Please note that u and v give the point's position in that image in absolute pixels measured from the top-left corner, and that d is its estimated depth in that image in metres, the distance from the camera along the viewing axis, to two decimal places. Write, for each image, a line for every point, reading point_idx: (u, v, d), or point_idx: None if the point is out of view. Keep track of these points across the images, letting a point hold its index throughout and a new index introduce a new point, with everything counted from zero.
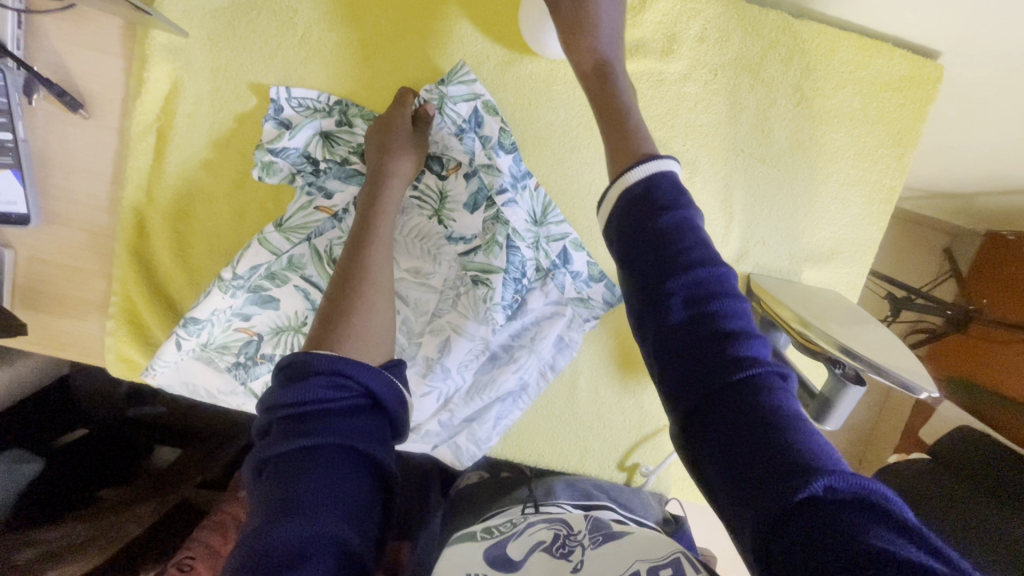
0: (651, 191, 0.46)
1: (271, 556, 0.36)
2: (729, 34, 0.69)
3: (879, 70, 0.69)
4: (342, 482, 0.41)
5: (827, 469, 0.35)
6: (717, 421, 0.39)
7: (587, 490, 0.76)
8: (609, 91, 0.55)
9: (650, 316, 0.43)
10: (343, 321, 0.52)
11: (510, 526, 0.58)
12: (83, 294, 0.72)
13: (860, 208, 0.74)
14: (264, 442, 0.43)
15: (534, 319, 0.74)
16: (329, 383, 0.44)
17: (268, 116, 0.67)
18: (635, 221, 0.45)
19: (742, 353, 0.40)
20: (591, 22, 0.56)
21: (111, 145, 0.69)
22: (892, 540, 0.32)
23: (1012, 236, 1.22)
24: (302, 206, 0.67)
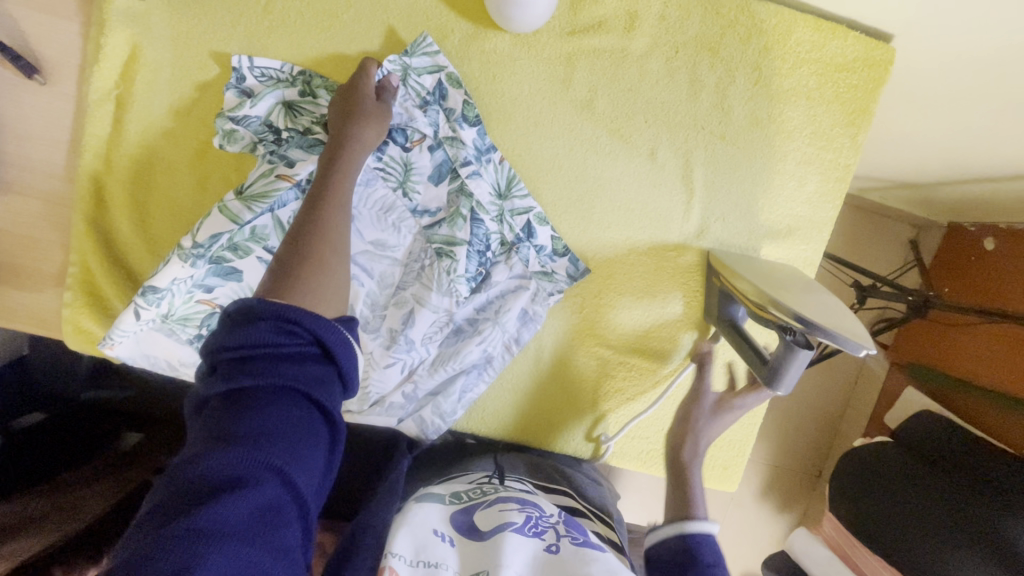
0: (697, 546, 0.58)
1: (205, 482, 0.40)
2: (689, 12, 0.70)
3: (833, 51, 0.72)
4: (283, 423, 0.45)
5: None
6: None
7: (549, 471, 0.74)
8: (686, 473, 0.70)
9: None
10: (298, 277, 0.55)
11: (479, 493, 0.61)
12: (39, 264, 0.71)
13: (817, 186, 0.76)
14: (208, 380, 0.47)
15: (499, 292, 0.75)
16: (276, 329, 0.48)
17: (229, 85, 0.67)
18: (679, 562, 0.57)
19: None
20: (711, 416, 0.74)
21: (67, 111, 0.68)
22: None
23: (973, 227, 1.27)
24: (264, 174, 0.66)
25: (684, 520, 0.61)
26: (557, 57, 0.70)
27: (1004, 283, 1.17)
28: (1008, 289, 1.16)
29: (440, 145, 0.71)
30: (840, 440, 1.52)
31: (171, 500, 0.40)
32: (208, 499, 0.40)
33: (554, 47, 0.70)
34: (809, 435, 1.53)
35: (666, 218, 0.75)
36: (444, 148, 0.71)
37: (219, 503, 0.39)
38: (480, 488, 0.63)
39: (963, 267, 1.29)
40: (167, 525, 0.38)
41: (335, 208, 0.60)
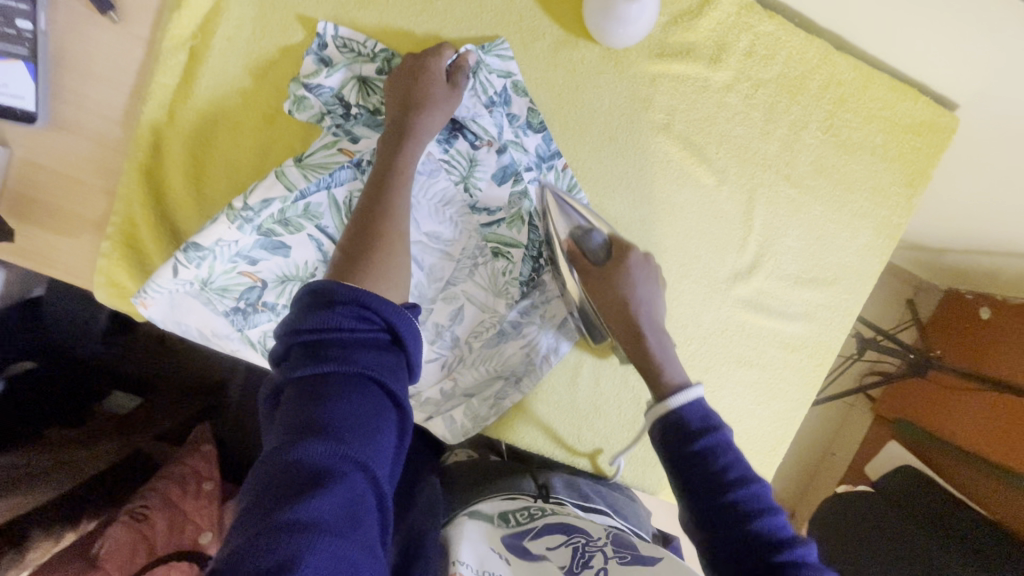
0: (685, 420, 0.59)
1: (301, 468, 0.43)
2: (775, 53, 0.71)
3: (903, 112, 0.74)
4: (363, 409, 0.47)
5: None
6: (740, 548, 0.52)
7: (584, 491, 0.76)
8: (643, 350, 0.65)
9: (691, 464, 0.56)
10: (365, 264, 0.57)
11: (528, 518, 0.66)
12: (80, 209, 0.67)
13: (868, 240, 0.78)
14: (290, 364, 0.50)
15: (547, 299, 0.74)
16: (353, 315, 0.51)
17: (310, 50, 0.64)
18: (679, 440, 0.58)
19: (748, 498, 0.53)
20: (631, 282, 0.66)
21: (135, 54, 0.65)
22: None
23: (969, 294, 1.29)
24: (326, 146, 0.64)
25: (665, 401, 0.61)
26: (641, 76, 0.70)
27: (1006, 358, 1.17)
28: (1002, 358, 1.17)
29: (506, 147, 0.69)
30: (819, 486, 1.55)
31: (271, 486, 0.42)
32: (305, 485, 0.42)
33: (640, 66, 0.70)
34: (789, 477, 1.57)
35: (721, 250, 0.76)
36: (510, 151, 0.69)
37: (316, 490, 0.41)
38: (527, 510, 0.67)
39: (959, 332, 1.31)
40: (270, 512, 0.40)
41: (402, 195, 0.62)
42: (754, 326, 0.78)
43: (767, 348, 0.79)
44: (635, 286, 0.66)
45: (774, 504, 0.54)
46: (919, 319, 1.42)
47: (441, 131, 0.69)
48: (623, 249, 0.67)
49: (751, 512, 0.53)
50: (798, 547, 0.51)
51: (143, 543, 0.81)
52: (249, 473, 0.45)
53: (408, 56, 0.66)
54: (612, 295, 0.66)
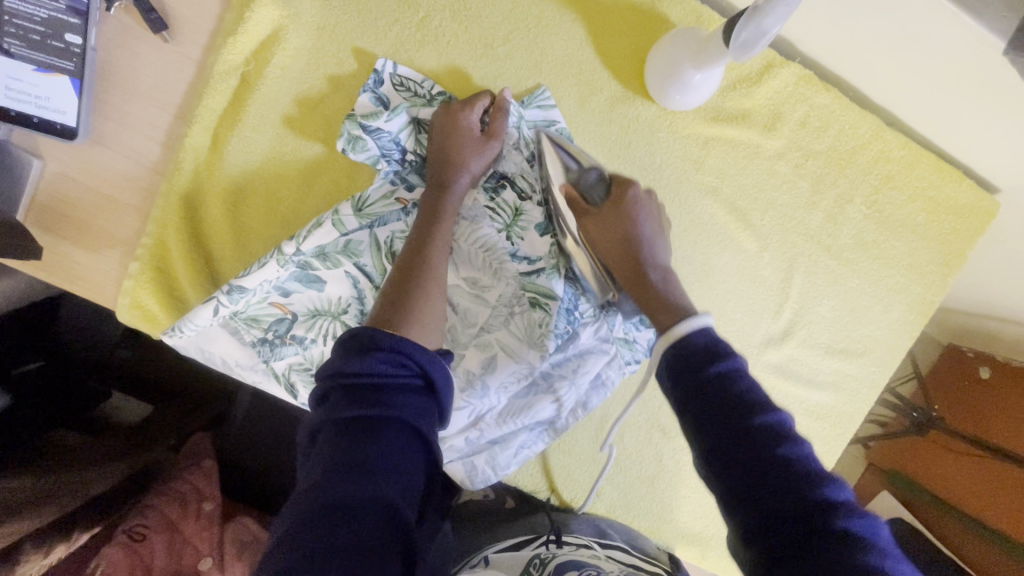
0: (697, 347, 0.48)
1: (328, 511, 0.40)
2: (828, 125, 0.71)
3: (947, 193, 0.74)
4: (395, 454, 0.45)
5: (854, 526, 0.35)
6: (767, 492, 0.39)
7: (603, 529, 0.74)
8: (647, 284, 0.60)
9: (702, 391, 0.44)
10: (403, 311, 0.55)
11: (542, 567, 0.63)
12: (110, 227, 0.64)
13: (900, 315, 0.78)
14: (326, 407, 0.48)
15: (579, 351, 0.71)
16: (391, 361, 0.49)
17: (366, 87, 0.63)
18: (690, 367, 0.46)
19: (773, 426, 0.41)
20: (634, 217, 0.64)
21: (185, 75, 0.63)
22: (869, 534, 0.35)
23: (972, 352, 1.06)
24: (384, 195, 0.64)
25: (671, 327, 0.51)
26: (694, 138, 0.70)
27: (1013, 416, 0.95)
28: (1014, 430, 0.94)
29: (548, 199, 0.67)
30: None
31: (295, 529, 0.40)
32: (329, 528, 0.39)
33: (694, 127, 0.70)
34: None
35: (756, 315, 0.75)
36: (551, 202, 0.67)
37: (339, 536, 0.39)
38: (539, 558, 0.65)
39: (956, 390, 1.09)
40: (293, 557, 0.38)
41: (441, 241, 0.61)
42: (783, 392, 0.78)
43: (792, 414, 0.78)
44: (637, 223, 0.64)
45: (803, 435, 0.41)
46: (920, 374, 1.19)
47: (488, 181, 0.68)
48: (624, 185, 0.65)
49: (778, 443, 0.40)
50: (837, 487, 0.38)
51: (139, 564, 0.80)
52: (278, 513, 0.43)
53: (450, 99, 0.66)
54: (616, 229, 0.63)
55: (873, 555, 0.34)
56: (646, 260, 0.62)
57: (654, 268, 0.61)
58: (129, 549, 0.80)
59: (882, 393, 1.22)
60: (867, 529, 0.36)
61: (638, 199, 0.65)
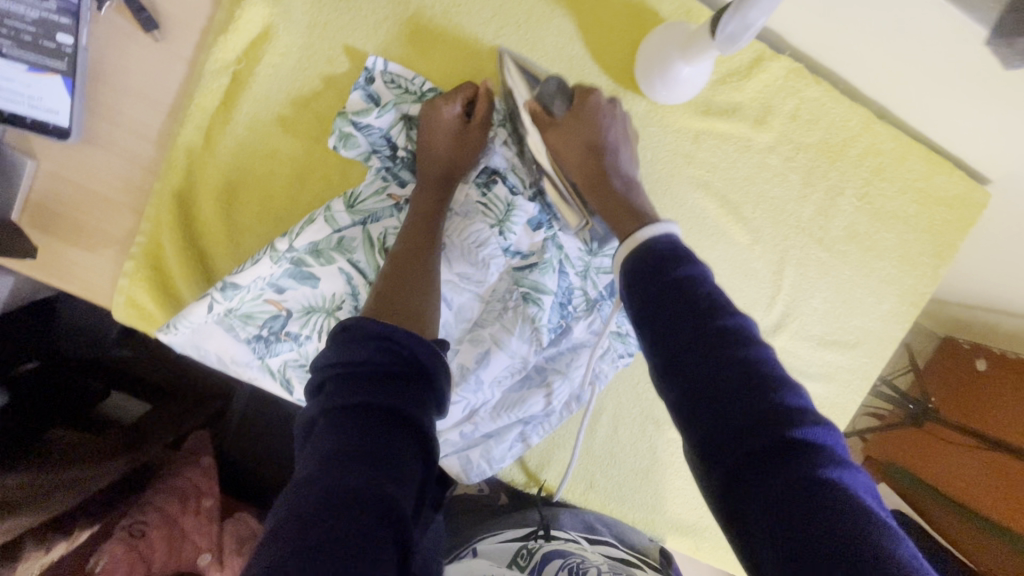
0: (659, 255, 0.48)
1: (324, 498, 0.41)
2: (819, 118, 0.71)
3: (938, 185, 0.74)
4: (389, 442, 0.45)
5: (805, 431, 0.37)
6: (723, 388, 0.39)
7: (590, 521, 0.79)
8: (609, 194, 0.61)
9: (665, 295, 0.44)
10: (395, 304, 0.56)
11: (529, 558, 0.70)
12: (105, 226, 0.65)
13: (892, 306, 0.78)
14: (323, 396, 0.48)
15: (571, 345, 0.72)
16: (385, 350, 0.50)
17: (357, 85, 0.63)
18: (652, 272, 0.47)
19: (734, 332, 0.41)
20: (598, 123, 0.64)
21: (177, 74, 0.63)
22: (817, 436, 0.37)
23: (967, 343, 1.07)
24: (376, 191, 0.65)
25: (632, 234, 0.51)
26: (684, 131, 0.70)
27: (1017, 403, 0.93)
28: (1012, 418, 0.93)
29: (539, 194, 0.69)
30: None
31: (292, 516, 0.41)
32: (324, 515, 0.40)
33: (684, 121, 0.70)
34: None
35: (749, 307, 0.76)
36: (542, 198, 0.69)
37: (334, 523, 0.39)
38: (527, 548, 0.71)
39: (953, 380, 1.09)
40: (289, 544, 0.38)
41: (433, 233, 0.62)
42: None
43: None
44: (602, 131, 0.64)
45: (763, 339, 0.42)
46: (916, 365, 1.19)
47: (480, 177, 0.68)
48: (585, 94, 0.65)
49: (739, 344, 0.41)
50: (795, 390, 0.39)
51: (139, 560, 0.78)
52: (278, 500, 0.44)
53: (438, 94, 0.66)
54: (579, 140, 0.64)
55: (823, 458, 0.36)
56: (611, 170, 0.63)
57: (618, 178, 0.62)
58: (129, 545, 0.78)
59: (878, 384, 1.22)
60: (822, 433, 0.37)
61: (601, 104, 0.65)
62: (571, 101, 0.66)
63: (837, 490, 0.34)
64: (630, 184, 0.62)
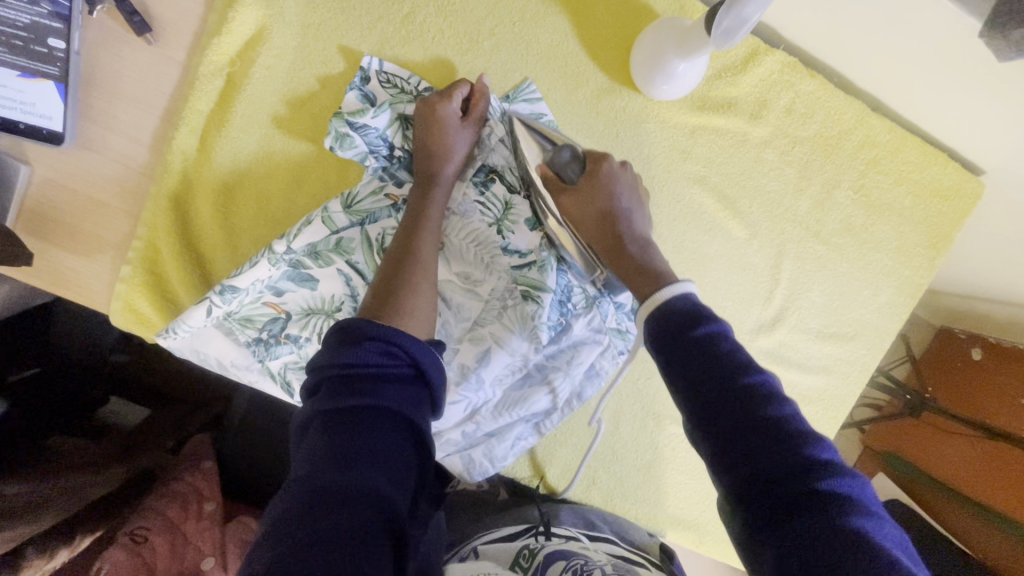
0: (680, 310, 0.48)
1: (317, 497, 0.41)
2: (813, 112, 0.71)
3: (933, 176, 0.74)
4: (384, 443, 0.46)
5: (832, 485, 0.37)
6: (755, 453, 0.39)
7: (591, 518, 0.77)
8: (626, 257, 0.60)
9: (689, 353, 0.45)
10: (393, 305, 0.55)
11: (531, 558, 0.65)
12: (100, 232, 0.64)
13: (889, 298, 0.79)
14: (319, 396, 0.48)
15: (571, 342, 0.72)
16: (381, 350, 0.50)
17: (352, 85, 0.63)
18: (674, 332, 0.47)
19: (758, 389, 0.42)
20: (610, 186, 0.63)
21: (170, 77, 0.63)
22: (845, 491, 0.37)
23: (964, 334, 1.08)
24: (374, 191, 0.64)
25: (653, 295, 0.51)
26: (681, 127, 0.71)
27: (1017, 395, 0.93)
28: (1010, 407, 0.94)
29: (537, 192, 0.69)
30: None
31: (287, 515, 0.41)
32: (318, 513, 0.40)
33: (680, 117, 0.70)
34: None
35: (747, 302, 0.76)
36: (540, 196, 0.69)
37: (327, 519, 0.39)
38: (529, 549, 0.66)
39: (951, 371, 1.09)
40: (284, 542, 0.38)
41: (428, 232, 0.61)
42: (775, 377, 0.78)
43: None
44: (615, 194, 0.63)
45: (787, 393, 0.43)
46: (913, 356, 1.20)
47: (477, 175, 0.68)
48: (598, 160, 0.65)
49: (766, 403, 0.41)
50: (820, 443, 0.39)
51: (143, 568, 0.79)
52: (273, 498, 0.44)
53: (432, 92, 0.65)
54: (592, 203, 0.63)
55: (850, 509, 0.36)
56: (626, 235, 0.62)
57: (635, 243, 0.61)
58: (131, 551, 0.79)
59: (876, 376, 1.22)
60: (852, 488, 0.37)
61: (615, 172, 0.64)
62: (585, 168, 0.65)
63: (865, 542, 0.34)
64: (647, 249, 0.61)
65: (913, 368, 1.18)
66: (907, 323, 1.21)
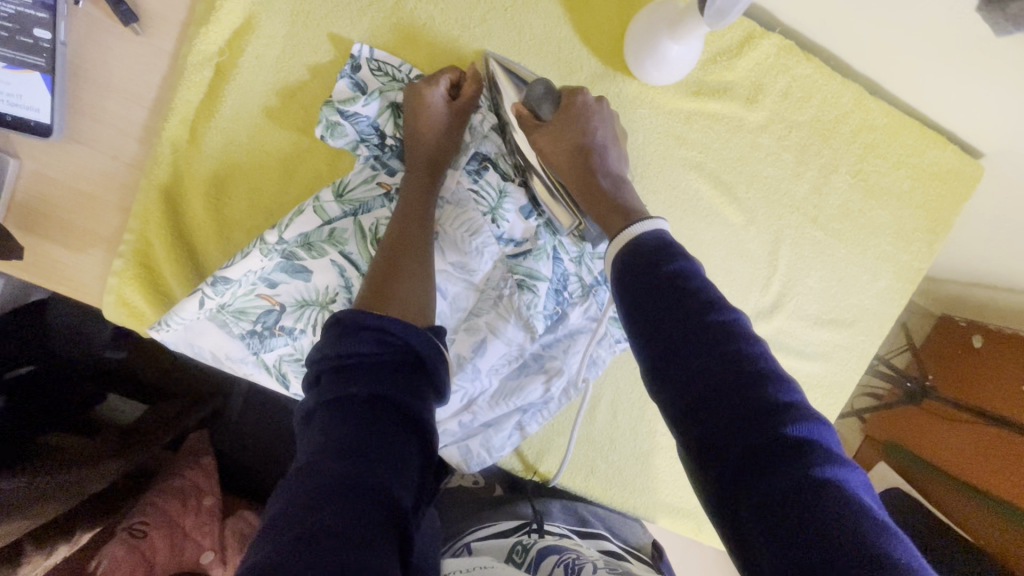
0: (650, 250, 0.48)
1: (318, 488, 0.40)
2: (810, 96, 0.71)
3: (932, 159, 0.74)
4: (384, 433, 0.44)
5: (794, 427, 0.37)
6: (714, 384, 0.39)
7: (583, 515, 0.79)
8: (599, 192, 0.59)
9: (656, 289, 0.45)
10: (388, 296, 0.55)
11: (524, 554, 0.65)
12: (92, 225, 0.64)
13: (888, 284, 0.78)
14: (319, 389, 0.48)
15: (568, 331, 0.72)
16: (375, 340, 0.49)
17: (344, 72, 0.62)
18: (643, 270, 0.47)
19: (724, 328, 0.41)
20: (585, 121, 0.63)
21: (159, 68, 0.62)
22: (806, 432, 0.37)
23: (965, 322, 1.07)
24: (366, 179, 0.64)
25: (623, 231, 0.52)
26: (676, 113, 0.70)
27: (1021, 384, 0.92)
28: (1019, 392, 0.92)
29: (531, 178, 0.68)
30: None
31: (288, 507, 0.40)
32: (319, 505, 0.39)
33: (675, 102, 0.69)
34: None
35: (745, 289, 0.76)
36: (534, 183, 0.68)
37: (329, 511, 0.39)
38: (522, 544, 0.66)
39: (952, 358, 1.09)
40: (284, 534, 0.37)
41: (421, 222, 0.60)
42: None
43: None
44: (590, 129, 0.63)
45: (756, 334, 0.42)
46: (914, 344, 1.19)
47: (470, 164, 0.66)
48: (572, 94, 0.64)
49: (730, 338, 0.41)
50: (786, 385, 0.39)
51: (142, 563, 0.78)
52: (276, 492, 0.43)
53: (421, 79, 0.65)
54: (565, 138, 0.62)
55: (814, 454, 0.35)
56: (599, 169, 0.61)
57: (608, 177, 0.61)
58: (130, 545, 0.78)
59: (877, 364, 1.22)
60: (813, 426, 0.37)
61: (589, 107, 0.64)
62: (559, 104, 0.64)
63: (826, 485, 0.34)
64: (619, 182, 0.60)
65: (914, 355, 1.17)
66: (908, 312, 1.20)
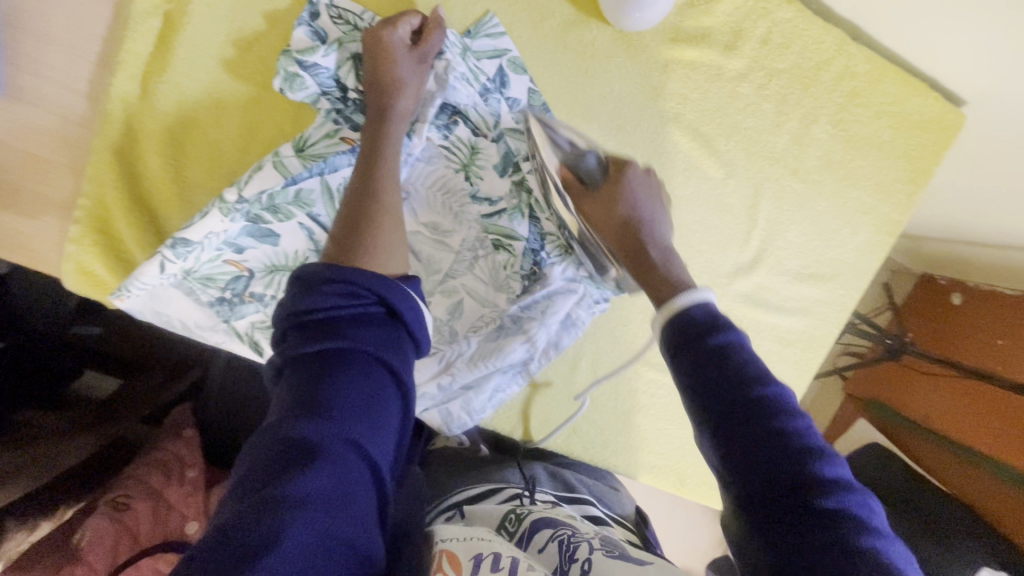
0: (696, 321, 0.46)
1: (288, 445, 0.39)
2: (791, 42, 0.69)
3: (914, 108, 0.72)
4: (362, 394, 0.43)
5: (836, 502, 0.36)
6: (765, 464, 0.38)
7: (568, 481, 0.77)
8: (648, 272, 0.57)
9: (699, 357, 0.44)
10: (351, 253, 0.53)
11: (516, 523, 0.61)
12: (43, 189, 0.61)
13: (867, 237, 0.78)
14: (289, 342, 0.46)
15: (547, 292, 0.68)
16: (341, 292, 0.47)
17: (300, 21, 0.59)
18: (690, 341, 0.45)
19: (775, 409, 0.40)
20: (629, 187, 0.60)
21: (104, 17, 0.59)
22: (850, 508, 0.36)
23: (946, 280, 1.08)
24: (327, 134, 0.61)
25: (670, 300, 0.49)
26: (653, 63, 0.68)
27: (999, 337, 0.94)
28: (1005, 347, 0.92)
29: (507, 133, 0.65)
30: None
31: (262, 465, 0.38)
32: (292, 470, 0.38)
33: (652, 51, 0.67)
34: None
35: (724, 244, 0.75)
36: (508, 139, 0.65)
37: (303, 473, 0.37)
38: (515, 513, 0.63)
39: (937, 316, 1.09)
40: (256, 498, 0.36)
41: (387, 176, 0.58)
42: (752, 320, 0.78)
43: (762, 341, 0.79)
44: (635, 204, 0.60)
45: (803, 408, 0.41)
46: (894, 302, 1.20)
47: (439, 117, 0.64)
48: (620, 166, 0.61)
49: (778, 415, 0.40)
50: (829, 458, 0.38)
51: (125, 535, 0.78)
52: (248, 444, 0.41)
53: (379, 21, 0.60)
54: (613, 213, 0.59)
55: (859, 530, 0.34)
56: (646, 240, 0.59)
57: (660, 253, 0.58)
58: (112, 517, 0.77)
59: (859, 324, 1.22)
60: (856, 503, 0.36)
61: (634, 179, 0.61)
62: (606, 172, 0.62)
63: (867, 557, 0.33)
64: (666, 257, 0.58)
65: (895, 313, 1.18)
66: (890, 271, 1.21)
